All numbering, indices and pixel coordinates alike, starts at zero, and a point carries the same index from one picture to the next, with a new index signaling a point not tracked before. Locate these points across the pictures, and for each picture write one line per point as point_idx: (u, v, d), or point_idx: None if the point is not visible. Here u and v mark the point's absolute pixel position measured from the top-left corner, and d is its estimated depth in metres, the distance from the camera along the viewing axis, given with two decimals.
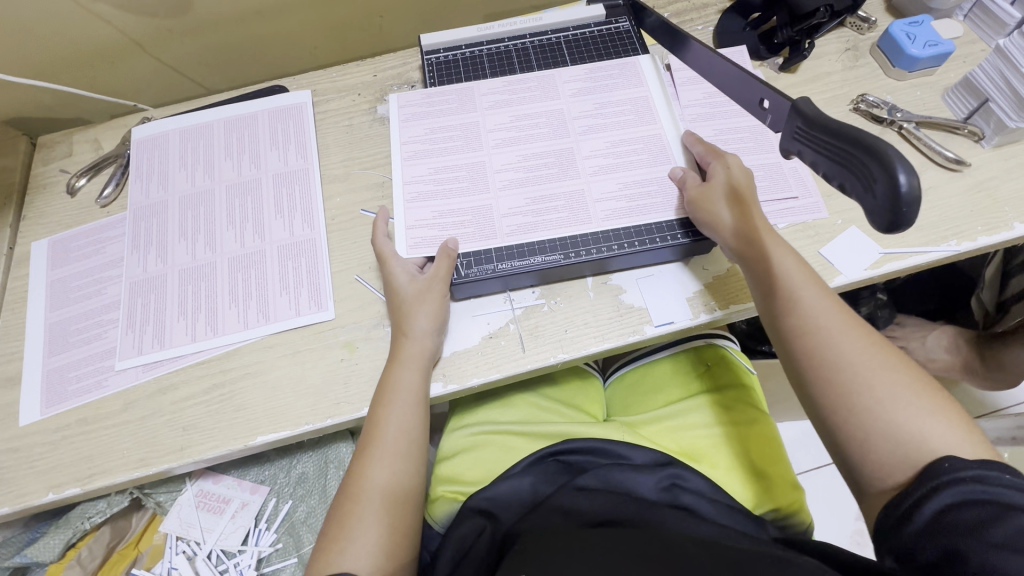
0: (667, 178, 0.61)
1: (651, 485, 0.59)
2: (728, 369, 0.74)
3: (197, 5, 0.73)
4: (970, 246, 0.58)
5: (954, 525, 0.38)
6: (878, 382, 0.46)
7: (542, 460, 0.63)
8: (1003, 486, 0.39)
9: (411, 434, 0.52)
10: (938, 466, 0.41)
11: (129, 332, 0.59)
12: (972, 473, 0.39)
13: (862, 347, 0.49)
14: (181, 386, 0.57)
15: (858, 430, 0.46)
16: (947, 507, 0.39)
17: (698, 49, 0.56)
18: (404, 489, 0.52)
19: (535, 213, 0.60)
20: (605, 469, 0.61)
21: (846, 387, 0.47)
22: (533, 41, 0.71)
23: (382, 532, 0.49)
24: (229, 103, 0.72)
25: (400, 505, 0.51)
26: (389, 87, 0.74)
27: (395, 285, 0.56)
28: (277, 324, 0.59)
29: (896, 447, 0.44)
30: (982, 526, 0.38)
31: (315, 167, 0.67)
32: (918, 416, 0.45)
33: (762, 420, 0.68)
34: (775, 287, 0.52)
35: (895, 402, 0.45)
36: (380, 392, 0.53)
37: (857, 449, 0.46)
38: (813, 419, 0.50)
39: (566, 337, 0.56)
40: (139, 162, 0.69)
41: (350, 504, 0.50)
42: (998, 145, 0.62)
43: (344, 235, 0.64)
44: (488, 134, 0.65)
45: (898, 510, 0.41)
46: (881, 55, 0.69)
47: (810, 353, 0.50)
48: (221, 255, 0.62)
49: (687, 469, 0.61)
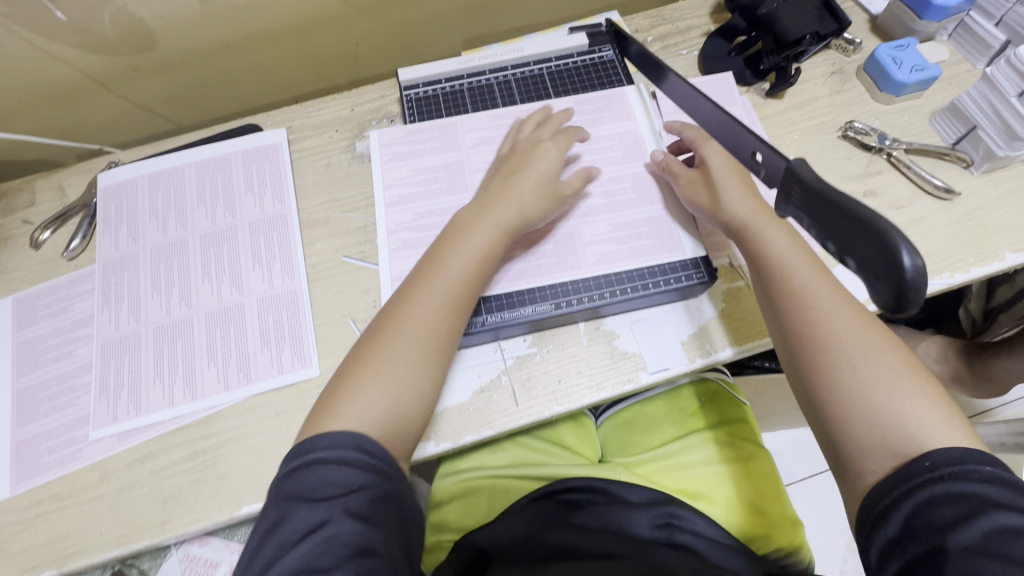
0: (658, 218, 0.60)
1: (646, 523, 0.59)
2: (724, 403, 0.74)
3: (162, 40, 0.69)
4: (963, 278, 0.58)
5: (931, 525, 0.39)
6: (862, 361, 0.47)
7: (538, 500, 0.64)
8: (980, 482, 0.40)
9: (462, 283, 0.52)
10: (919, 465, 0.42)
11: (103, 398, 0.57)
12: (952, 470, 0.41)
13: (853, 323, 0.49)
14: (160, 455, 0.54)
15: (838, 410, 0.47)
16: (926, 505, 0.40)
17: (675, 83, 0.60)
18: (426, 358, 0.50)
19: (523, 258, 0.58)
20: (601, 510, 0.60)
21: (832, 363, 0.48)
22: (515, 73, 0.70)
23: (387, 396, 0.48)
24: (200, 146, 0.69)
25: (413, 374, 0.49)
26: (367, 121, 0.71)
27: (546, 162, 0.58)
28: (259, 384, 0.56)
29: (874, 427, 0.45)
30: (955, 525, 0.39)
31: (294, 213, 0.65)
32: (900, 398, 0.45)
33: (760, 457, 0.70)
34: (766, 266, 0.53)
35: (877, 385, 0.46)
36: (446, 236, 0.55)
37: (839, 430, 0.46)
38: (796, 392, 0.50)
39: (561, 388, 0.55)
40: (106, 212, 0.65)
41: (364, 362, 0.49)
42: (988, 171, 0.62)
43: (326, 284, 0.61)
44: (472, 174, 0.64)
45: (877, 507, 0.42)
46: (868, 78, 0.68)
47: (801, 328, 0.50)
48: (198, 311, 0.60)
49: (688, 511, 0.60)
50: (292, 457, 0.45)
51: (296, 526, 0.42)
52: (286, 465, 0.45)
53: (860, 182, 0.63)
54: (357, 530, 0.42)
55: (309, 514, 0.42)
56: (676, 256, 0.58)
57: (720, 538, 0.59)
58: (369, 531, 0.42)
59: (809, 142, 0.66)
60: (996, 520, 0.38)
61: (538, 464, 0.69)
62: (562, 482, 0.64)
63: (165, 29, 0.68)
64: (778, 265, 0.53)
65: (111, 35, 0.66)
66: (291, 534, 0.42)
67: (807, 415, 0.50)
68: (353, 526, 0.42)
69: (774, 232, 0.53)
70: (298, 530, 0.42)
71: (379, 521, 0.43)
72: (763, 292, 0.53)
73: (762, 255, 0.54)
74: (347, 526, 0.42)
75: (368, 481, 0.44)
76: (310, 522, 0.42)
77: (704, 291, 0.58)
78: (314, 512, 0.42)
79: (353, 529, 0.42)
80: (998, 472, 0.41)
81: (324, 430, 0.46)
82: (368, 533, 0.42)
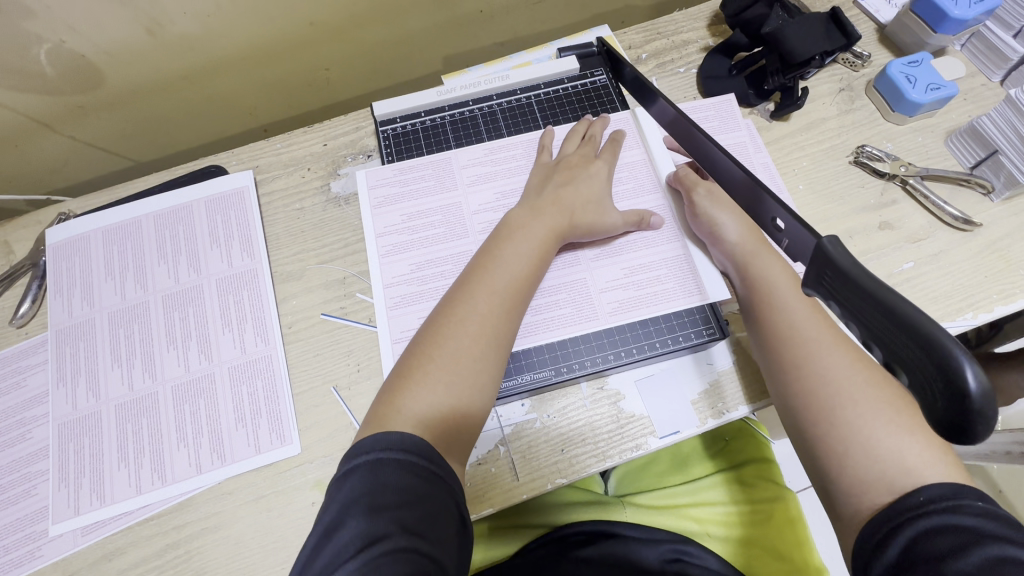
0: (673, 258, 0.56)
1: (655, 556, 0.57)
2: (747, 443, 0.71)
3: (110, 76, 0.62)
4: (987, 317, 0.54)
5: (924, 558, 0.33)
6: (861, 392, 0.44)
7: (549, 540, 0.59)
8: (979, 517, 0.34)
9: (517, 278, 0.50)
10: (911, 499, 0.37)
11: (62, 487, 0.51)
12: (943, 504, 0.36)
13: (848, 359, 0.46)
14: (129, 550, 0.50)
15: (837, 442, 0.43)
16: (922, 540, 0.35)
17: (664, 107, 0.50)
18: (486, 351, 0.46)
19: (534, 311, 0.54)
20: (612, 542, 0.58)
21: (826, 398, 0.44)
22: (502, 103, 0.66)
23: (449, 393, 0.44)
24: (159, 193, 0.63)
25: (473, 367, 0.45)
26: (342, 157, 0.65)
27: (598, 174, 0.57)
28: (235, 465, 0.52)
29: (872, 460, 0.41)
30: (952, 554, 0.33)
31: (266, 266, 0.60)
32: (897, 434, 0.41)
33: (788, 498, 0.64)
34: (763, 294, 0.51)
35: (885, 420, 0.42)
36: (499, 234, 0.53)
37: (836, 462, 0.42)
38: (790, 430, 0.47)
39: (565, 458, 0.51)
40: (58, 272, 0.60)
41: (423, 354, 0.46)
42: (1009, 198, 0.58)
43: (304, 346, 0.56)
44: (472, 217, 0.59)
45: (871, 543, 0.37)
46: (879, 96, 0.64)
47: (799, 361, 0.47)
48: (164, 384, 0.54)
49: (694, 547, 0.58)
50: (350, 454, 0.40)
51: (346, 538, 0.36)
52: (344, 466, 0.39)
53: (875, 213, 0.59)
54: (410, 546, 0.35)
55: (361, 525, 0.36)
56: (697, 301, 0.54)
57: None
58: (423, 548, 0.36)
59: (818, 168, 0.62)
60: (993, 548, 0.32)
61: (549, 508, 0.64)
62: (568, 525, 0.60)
63: (112, 63, 0.61)
64: (772, 295, 0.51)
65: (52, 74, 0.59)
66: (341, 548, 0.35)
67: (803, 458, 0.46)
68: (405, 543, 0.35)
69: (772, 262, 0.52)
70: (348, 545, 0.35)
71: (435, 538, 0.37)
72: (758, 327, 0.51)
73: (764, 285, 0.51)
74: (399, 544, 0.35)
75: (425, 489, 0.38)
76: (360, 536, 0.35)
77: (719, 342, 0.54)
78: (370, 523, 0.36)
79: (407, 545, 0.35)
80: (991, 507, 0.35)
81: (383, 424, 0.42)
82: (422, 551, 0.35)
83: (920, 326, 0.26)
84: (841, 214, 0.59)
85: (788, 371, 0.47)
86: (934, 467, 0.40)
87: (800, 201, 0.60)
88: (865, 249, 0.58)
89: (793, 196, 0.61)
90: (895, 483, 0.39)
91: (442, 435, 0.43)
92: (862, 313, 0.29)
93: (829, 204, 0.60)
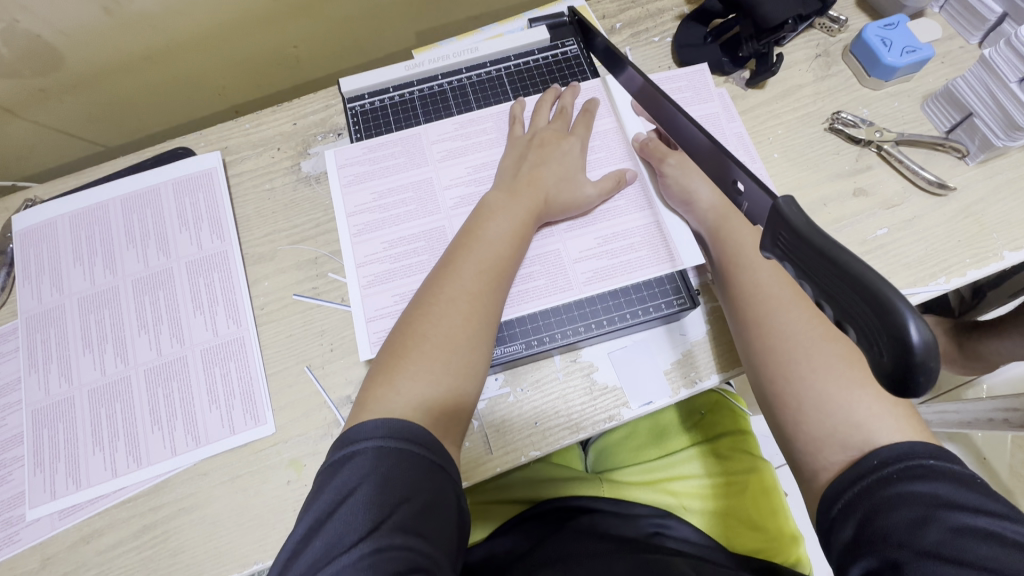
0: (646, 226, 0.56)
1: (636, 527, 0.58)
2: (726, 416, 0.71)
3: (70, 58, 0.61)
4: (959, 282, 0.54)
5: (883, 531, 0.34)
6: (815, 349, 0.44)
7: (532, 518, 0.60)
8: (931, 479, 0.35)
9: (498, 254, 0.49)
10: (866, 463, 0.38)
11: (38, 472, 0.52)
12: (897, 468, 0.37)
13: (808, 320, 0.46)
14: (107, 532, 0.50)
15: (793, 398, 0.44)
16: (877, 508, 0.35)
17: (632, 75, 0.48)
18: (478, 330, 0.46)
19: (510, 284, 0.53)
20: (593, 514, 0.59)
21: (785, 360, 0.45)
22: (471, 77, 0.65)
23: (446, 372, 0.44)
24: (126, 177, 0.62)
25: (467, 345, 0.45)
26: (311, 137, 0.64)
27: (568, 146, 0.57)
28: (208, 447, 0.52)
29: (826, 418, 0.42)
30: (913, 529, 0.33)
31: (236, 248, 0.59)
32: (856, 393, 0.42)
33: (763, 469, 0.66)
34: (736, 261, 0.51)
35: (850, 384, 0.42)
36: (479, 213, 0.52)
37: (793, 421, 0.43)
38: (754, 388, 0.47)
39: (538, 431, 0.51)
40: (26, 260, 0.59)
41: (415, 335, 0.45)
42: (984, 161, 0.58)
43: (277, 327, 0.56)
44: (444, 192, 0.58)
45: (833, 514, 0.38)
46: (856, 62, 0.63)
47: (761, 325, 0.47)
48: (136, 367, 0.54)
49: (671, 519, 0.59)
50: (345, 441, 0.39)
51: (342, 529, 0.35)
52: (339, 453, 0.39)
53: (849, 179, 0.59)
54: (407, 545, 0.35)
55: (357, 518, 0.35)
56: (668, 269, 0.54)
57: (709, 543, 0.57)
58: (418, 545, 0.35)
59: (794, 136, 0.61)
60: (951, 518, 0.33)
61: (534, 484, 0.65)
62: (546, 502, 0.61)
63: (71, 45, 0.59)
64: (745, 264, 0.50)
65: (10, 56, 0.57)
66: (336, 539, 0.35)
67: (764, 412, 0.47)
68: (402, 541, 0.35)
69: (743, 229, 0.52)
70: (345, 536, 0.35)
71: (432, 537, 0.36)
72: (728, 295, 0.51)
73: (734, 255, 0.51)
74: (396, 542, 0.34)
75: (422, 483, 0.37)
76: (358, 528, 0.35)
77: (691, 312, 0.54)
78: (369, 515, 0.35)
79: (403, 543, 0.35)
80: (942, 464, 0.36)
81: (380, 410, 0.41)
82: (418, 549, 0.35)
83: (869, 283, 0.26)
84: (815, 182, 0.59)
85: (752, 330, 0.47)
86: (891, 423, 0.40)
87: (775, 169, 0.60)
88: (838, 217, 0.57)
89: (768, 164, 0.60)
90: (854, 441, 0.40)
91: (441, 416, 0.43)
92: (818, 274, 0.28)
93: (802, 171, 0.59)
